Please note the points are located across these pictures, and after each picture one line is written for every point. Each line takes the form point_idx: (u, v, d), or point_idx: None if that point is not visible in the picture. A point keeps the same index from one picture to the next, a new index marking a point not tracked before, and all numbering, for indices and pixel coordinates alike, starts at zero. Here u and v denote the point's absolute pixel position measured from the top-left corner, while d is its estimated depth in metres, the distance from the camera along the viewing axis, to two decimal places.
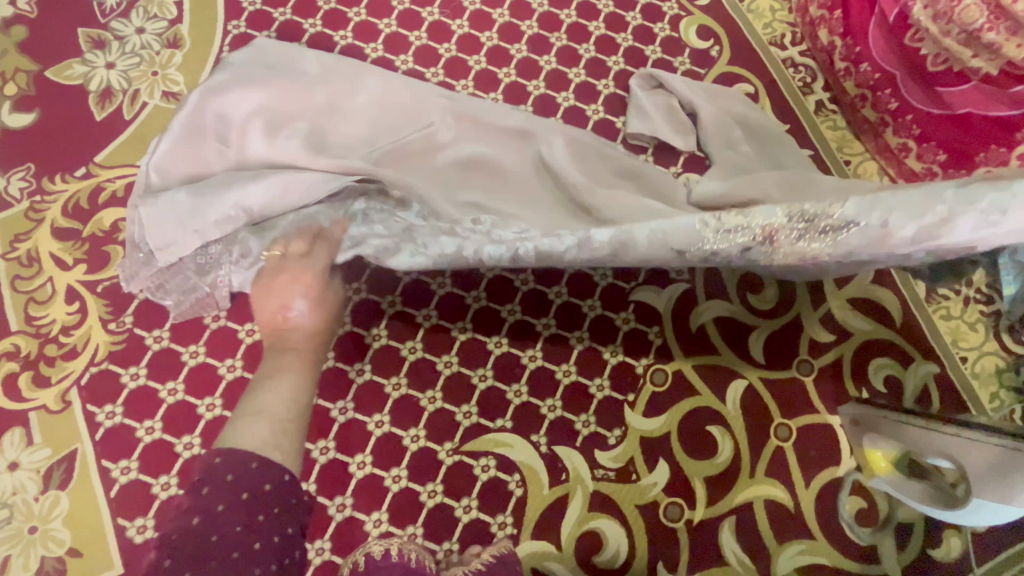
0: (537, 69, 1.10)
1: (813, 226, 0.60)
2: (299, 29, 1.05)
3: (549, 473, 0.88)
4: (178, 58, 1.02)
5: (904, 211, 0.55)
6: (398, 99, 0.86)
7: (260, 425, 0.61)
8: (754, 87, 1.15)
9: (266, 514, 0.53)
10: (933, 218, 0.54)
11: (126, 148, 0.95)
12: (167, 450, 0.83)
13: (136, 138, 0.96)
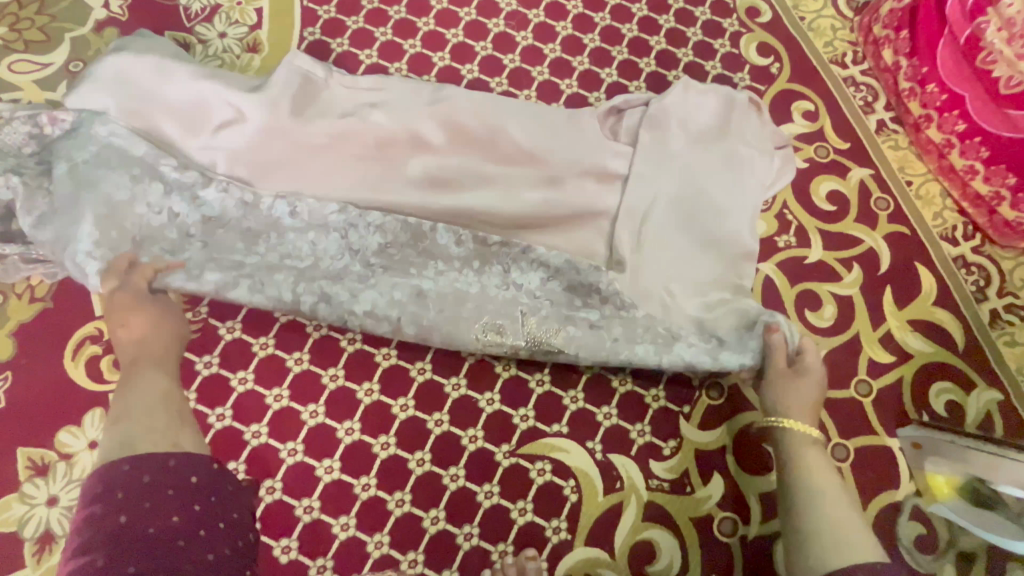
0: (598, 81, 1.14)
1: (540, 349, 0.89)
2: (355, 60, 1.10)
3: (603, 481, 0.88)
4: (257, 63, 1.07)
5: (588, 352, 0.88)
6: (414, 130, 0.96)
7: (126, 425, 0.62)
8: (814, 105, 1.15)
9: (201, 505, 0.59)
10: (607, 356, 0.89)
11: None
12: (237, 437, 0.86)
13: None
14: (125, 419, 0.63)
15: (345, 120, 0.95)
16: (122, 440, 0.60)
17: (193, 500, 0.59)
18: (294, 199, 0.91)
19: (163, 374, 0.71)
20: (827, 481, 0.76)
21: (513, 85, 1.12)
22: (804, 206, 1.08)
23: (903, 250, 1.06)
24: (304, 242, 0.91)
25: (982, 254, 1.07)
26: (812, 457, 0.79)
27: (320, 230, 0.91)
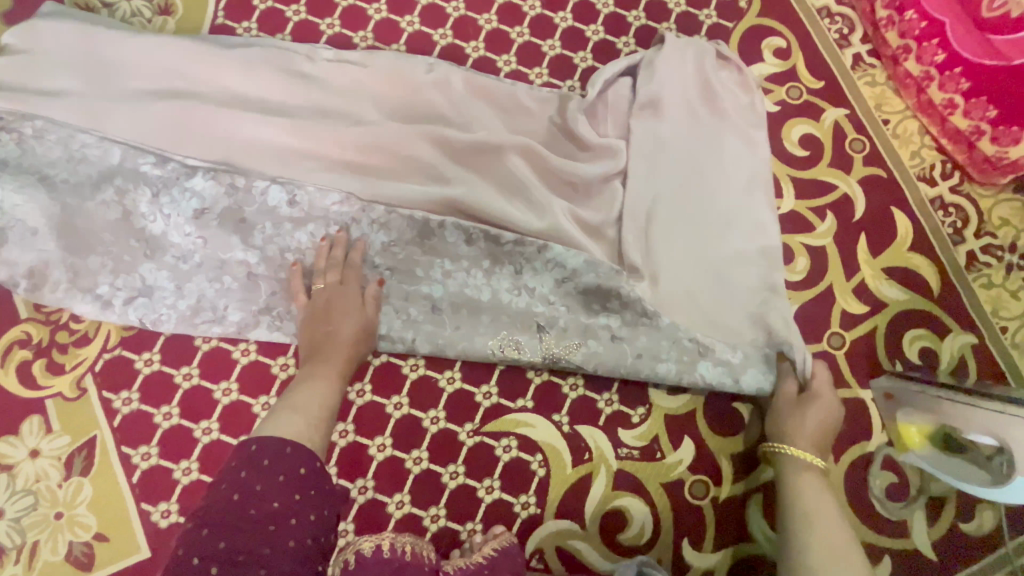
0: (552, 27, 1.03)
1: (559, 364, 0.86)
2: (281, 18, 0.98)
3: (571, 453, 0.86)
4: (173, 28, 0.97)
5: (607, 366, 0.85)
6: (406, 106, 0.93)
7: (296, 419, 0.68)
8: (786, 41, 1.06)
9: (301, 495, 0.59)
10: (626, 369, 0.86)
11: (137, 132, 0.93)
12: (186, 435, 0.82)
13: None
14: (287, 417, 0.68)
15: (331, 105, 0.92)
16: (293, 432, 0.65)
17: (294, 492, 0.59)
18: (293, 186, 0.87)
19: (331, 380, 0.77)
20: (818, 512, 0.72)
21: (459, 37, 1.01)
22: (775, 153, 1.02)
23: (879, 195, 1.01)
24: (293, 236, 0.87)
25: (960, 194, 1.02)
26: (807, 488, 0.75)
27: (320, 223, 0.88)
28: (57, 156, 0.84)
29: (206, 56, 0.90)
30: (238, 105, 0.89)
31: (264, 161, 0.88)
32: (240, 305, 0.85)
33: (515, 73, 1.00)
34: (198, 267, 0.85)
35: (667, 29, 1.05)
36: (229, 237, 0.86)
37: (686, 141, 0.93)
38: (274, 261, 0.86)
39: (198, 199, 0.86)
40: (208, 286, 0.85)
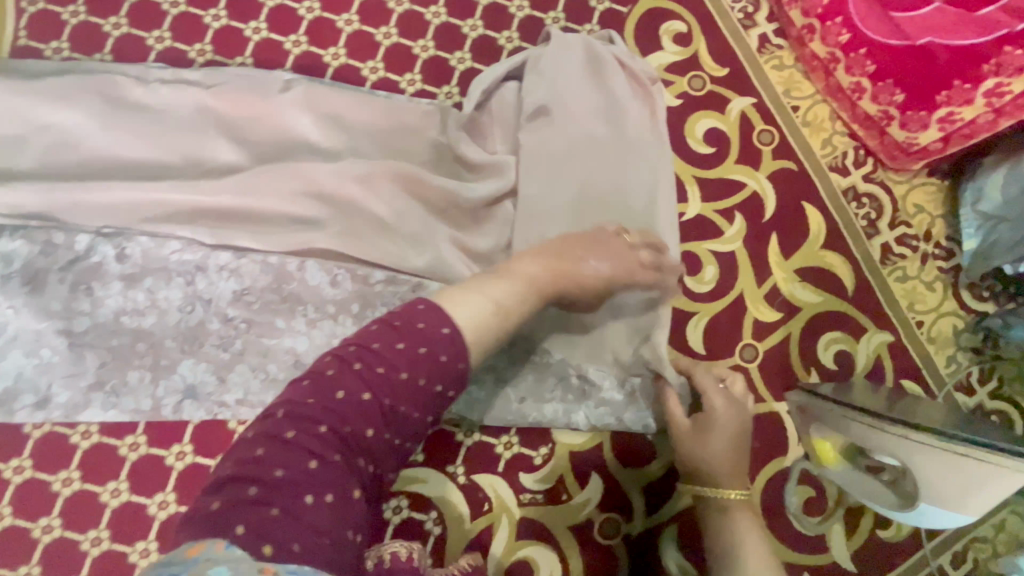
0: (423, 24, 0.91)
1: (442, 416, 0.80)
2: (98, 34, 0.84)
3: (469, 505, 0.80)
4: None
5: (491, 414, 0.80)
6: (258, 131, 0.81)
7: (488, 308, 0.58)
8: (687, 25, 0.97)
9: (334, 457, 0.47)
10: (511, 416, 0.81)
11: None
12: (26, 535, 0.73)
13: None
14: (471, 298, 0.58)
15: (166, 135, 0.80)
16: (475, 321, 0.56)
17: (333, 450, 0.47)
18: (123, 238, 0.77)
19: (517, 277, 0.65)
20: (756, 559, 0.65)
21: (315, 43, 0.88)
22: (679, 153, 0.93)
23: (789, 190, 0.95)
24: (127, 296, 0.76)
25: (873, 182, 0.96)
26: (743, 530, 0.68)
27: (160, 275, 0.77)
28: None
29: (5, 90, 0.77)
30: (50, 145, 0.77)
31: (76, 210, 0.76)
32: (67, 381, 0.74)
33: (383, 82, 0.89)
34: (12, 340, 0.73)
35: (554, 19, 0.94)
36: (47, 302, 0.75)
37: (580, 153, 0.84)
38: (105, 327, 0.75)
39: (7, 261, 0.74)
40: (26, 362, 0.73)
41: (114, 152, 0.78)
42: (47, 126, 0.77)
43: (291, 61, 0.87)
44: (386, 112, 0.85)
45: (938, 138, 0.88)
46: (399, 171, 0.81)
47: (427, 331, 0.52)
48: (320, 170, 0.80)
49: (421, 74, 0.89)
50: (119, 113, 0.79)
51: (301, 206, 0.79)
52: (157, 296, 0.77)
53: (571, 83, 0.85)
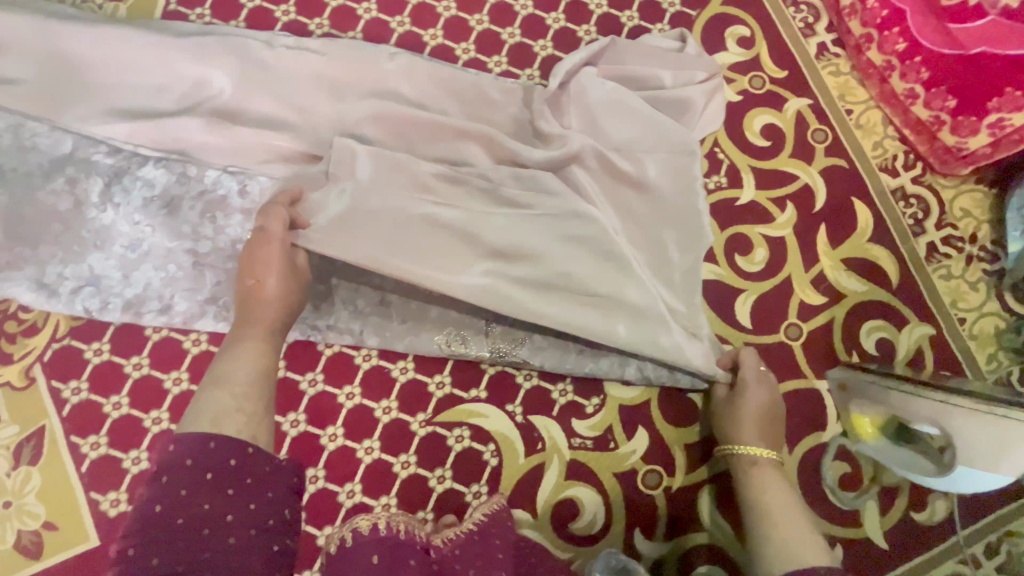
0: (512, 14, 1.02)
1: (505, 359, 0.87)
2: (234, 5, 0.97)
3: (524, 443, 0.87)
4: (123, 14, 0.95)
5: (551, 361, 0.87)
6: (362, 91, 0.92)
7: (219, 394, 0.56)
8: (750, 30, 1.05)
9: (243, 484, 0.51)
10: (568, 365, 0.88)
11: (41, 91, 0.84)
12: (137, 425, 0.82)
13: (58, 75, 0.85)
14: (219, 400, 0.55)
15: (281, 91, 0.89)
16: (240, 421, 0.55)
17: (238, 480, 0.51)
18: (246, 176, 0.88)
19: (261, 345, 0.63)
20: (781, 505, 0.67)
21: (416, 24, 1.00)
22: (737, 143, 1.01)
23: (841, 185, 1.01)
24: (243, 227, 0.87)
25: (922, 185, 1.02)
26: (770, 484, 0.71)
27: None
28: (8, 147, 0.84)
29: (153, 43, 0.87)
30: (185, 93, 0.87)
31: (204, 149, 0.87)
32: (186, 294, 0.84)
33: (473, 62, 0.99)
34: (145, 255, 0.84)
35: (629, 16, 1.04)
36: (177, 225, 0.86)
37: (648, 135, 0.94)
38: (223, 251, 0.86)
39: (147, 187, 0.86)
40: (154, 274, 0.84)
41: (239, 105, 0.88)
42: (183, 76, 0.87)
43: (393, 39, 0.99)
44: (473, 85, 0.95)
45: (987, 144, 0.93)
46: (484, 136, 0.90)
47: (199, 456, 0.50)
48: (412, 132, 0.90)
49: (507, 57, 1.00)
50: (245, 67, 0.89)
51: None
52: None
53: (643, 74, 0.96)
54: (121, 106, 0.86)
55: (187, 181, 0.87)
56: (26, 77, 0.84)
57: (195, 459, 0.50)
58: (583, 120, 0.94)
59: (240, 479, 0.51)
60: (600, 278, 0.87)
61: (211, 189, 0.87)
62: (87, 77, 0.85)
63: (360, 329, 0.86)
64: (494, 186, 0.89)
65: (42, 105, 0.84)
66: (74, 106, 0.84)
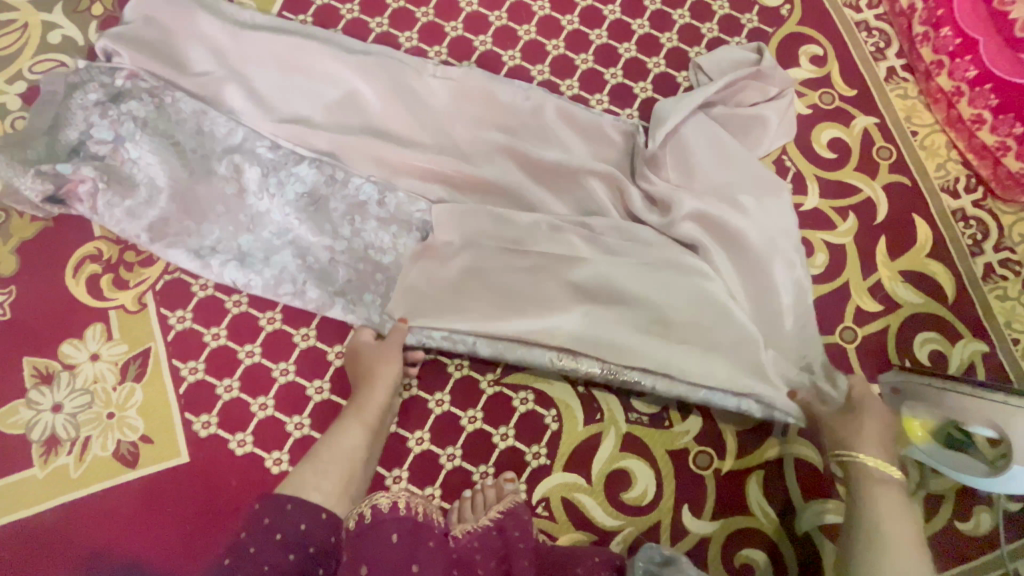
0: (601, 18, 1.09)
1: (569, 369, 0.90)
2: (336, 16, 1.05)
3: (584, 411, 0.91)
4: (249, 4, 1.05)
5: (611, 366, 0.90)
6: (495, 121, 1.01)
7: (313, 472, 0.69)
8: (824, 49, 1.11)
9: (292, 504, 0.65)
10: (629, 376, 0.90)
11: (181, 57, 0.96)
12: (231, 356, 0.89)
13: (201, 46, 0.97)
14: (314, 477, 0.68)
15: (424, 114, 0.99)
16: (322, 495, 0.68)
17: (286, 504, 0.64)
18: (386, 188, 0.95)
19: (363, 428, 0.77)
20: (903, 541, 0.69)
21: (513, 21, 1.08)
22: (805, 153, 1.06)
23: (901, 201, 1.05)
24: (352, 187, 0.95)
25: (982, 208, 1.05)
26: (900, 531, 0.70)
27: (384, 184, 0.96)
28: (186, 128, 0.93)
29: (325, 61, 0.99)
30: (343, 108, 0.99)
31: (351, 158, 0.96)
32: (318, 283, 0.91)
33: (561, 58, 1.07)
34: (288, 243, 0.92)
35: (709, 29, 1.10)
36: (286, 179, 0.94)
37: (746, 174, 0.98)
38: (357, 251, 0.92)
39: (301, 182, 0.94)
40: (293, 261, 0.91)
41: (385, 125, 0.99)
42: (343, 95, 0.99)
43: (491, 32, 1.07)
44: (588, 112, 1.01)
45: None
46: (607, 172, 0.96)
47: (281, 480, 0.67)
48: (533, 162, 0.97)
49: (593, 56, 1.07)
50: (369, 60, 1.00)
51: (522, 189, 0.96)
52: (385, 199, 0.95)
53: (725, 95, 1.03)
54: (258, 93, 0.97)
55: (330, 185, 0.95)
56: (176, 51, 0.96)
57: (293, 505, 0.64)
58: (677, 153, 0.98)
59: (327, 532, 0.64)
60: (669, 263, 0.93)
61: (336, 175, 0.95)
62: (241, 74, 0.97)
63: (473, 340, 0.89)
64: (612, 222, 0.94)
65: (189, 75, 0.96)
66: (217, 84, 0.96)
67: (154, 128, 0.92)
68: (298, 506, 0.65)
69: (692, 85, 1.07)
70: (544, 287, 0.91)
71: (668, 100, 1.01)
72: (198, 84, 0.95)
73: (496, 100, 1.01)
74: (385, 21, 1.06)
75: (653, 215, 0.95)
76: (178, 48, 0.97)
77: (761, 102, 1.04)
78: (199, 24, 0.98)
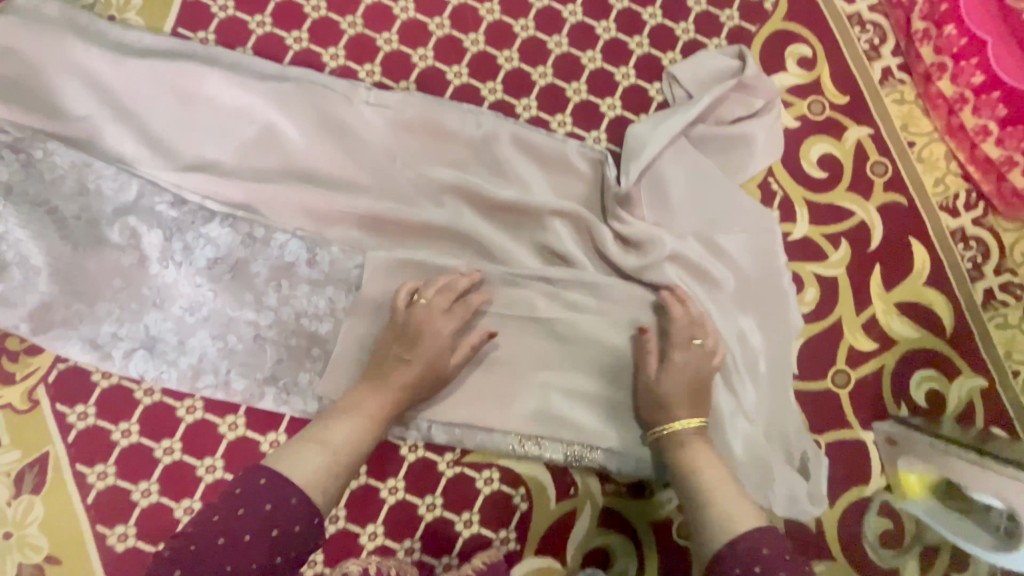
0: (560, 21, 0.94)
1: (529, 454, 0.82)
2: (243, 31, 0.88)
3: (556, 487, 0.82)
4: (134, 20, 0.87)
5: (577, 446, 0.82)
6: (439, 152, 0.86)
7: (317, 452, 0.64)
8: (812, 49, 0.98)
9: (283, 559, 0.55)
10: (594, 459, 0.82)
11: (53, 97, 0.80)
12: (147, 455, 0.77)
13: (75, 82, 0.80)
14: (310, 455, 0.63)
15: (354, 146, 0.84)
16: (312, 474, 0.61)
17: (273, 553, 0.55)
18: (318, 245, 0.82)
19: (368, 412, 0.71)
20: (718, 482, 0.66)
21: (457, 28, 0.92)
22: (793, 174, 0.94)
23: (898, 223, 0.95)
24: (278, 246, 0.81)
25: (983, 226, 0.96)
26: (701, 479, 0.67)
27: (317, 240, 0.82)
28: (67, 188, 0.78)
29: (230, 89, 0.83)
30: (256, 145, 0.83)
31: (272, 208, 0.82)
32: (244, 370, 0.79)
33: (516, 72, 0.92)
34: (204, 320, 0.79)
35: (684, 30, 0.96)
36: (195, 243, 0.80)
37: (727, 211, 0.88)
38: (286, 325, 0.80)
39: (212, 246, 0.80)
40: (211, 343, 0.79)
41: (312, 165, 0.84)
42: (256, 130, 0.84)
43: (432, 42, 0.91)
44: (549, 142, 0.87)
45: None
46: (570, 211, 0.84)
47: (247, 516, 0.55)
48: (486, 205, 0.84)
49: (553, 68, 0.93)
50: (286, 88, 0.84)
51: (476, 237, 0.84)
52: (318, 258, 0.82)
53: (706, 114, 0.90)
54: (156, 137, 0.82)
55: (247, 242, 0.81)
56: (45, 91, 0.80)
57: (254, 536, 0.54)
58: (652, 188, 0.88)
59: (288, 548, 0.55)
60: (642, 317, 0.83)
61: (259, 234, 0.81)
62: (129, 113, 0.81)
63: (427, 424, 0.80)
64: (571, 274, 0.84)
65: (68, 121, 0.80)
66: (104, 128, 0.81)
67: (22, 193, 0.78)
68: (281, 532, 0.56)
69: (667, 99, 0.94)
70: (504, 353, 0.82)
71: (637, 128, 0.89)
72: (79, 130, 0.80)
73: (442, 130, 0.86)
74: (304, 34, 0.89)
75: (629, 260, 0.84)
76: (49, 85, 0.80)
77: (745, 117, 0.92)
78: (75, 55, 0.80)
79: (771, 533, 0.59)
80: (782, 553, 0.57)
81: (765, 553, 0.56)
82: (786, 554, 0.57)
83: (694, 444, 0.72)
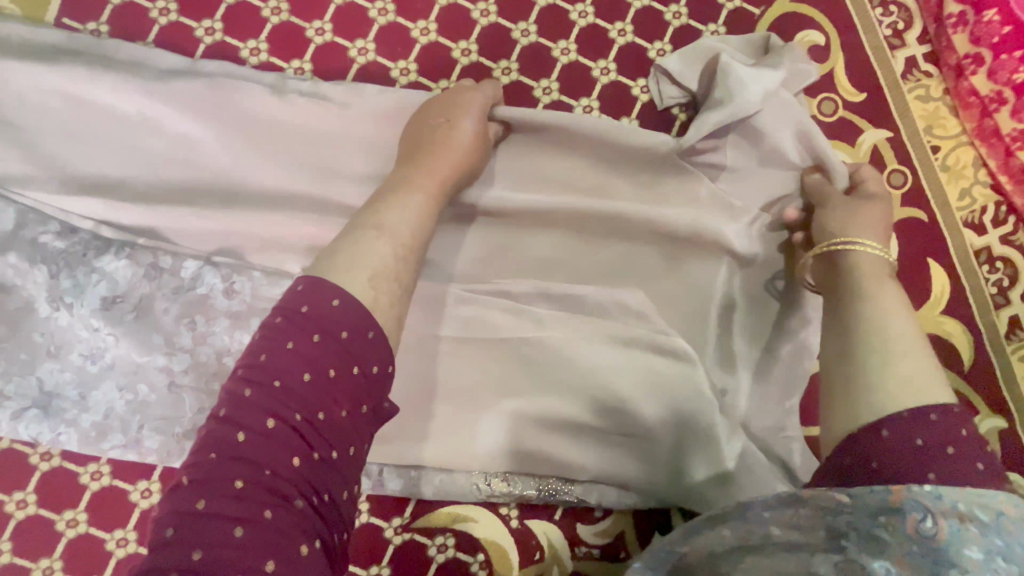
0: (527, 4, 0.79)
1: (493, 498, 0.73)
2: (142, 19, 0.74)
3: (519, 552, 0.73)
4: (11, 12, 0.73)
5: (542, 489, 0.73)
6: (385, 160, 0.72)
7: (380, 242, 0.53)
8: (825, 36, 0.84)
9: (274, 467, 0.42)
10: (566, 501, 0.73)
11: None
12: (47, 528, 0.67)
13: None
14: (360, 261, 0.50)
15: (283, 155, 0.71)
16: (369, 271, 0.50)
17: (272, 460, 0.42)
18: (239, 273, 0.70)
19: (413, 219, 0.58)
20: (904, 333, 0.53)
21: (403, 14, 0.78)
22: None
23: (915, 242, 0.83)
24: (190, 282, 0.69)
25: (1011, 245, 0.84)
26: (880, 303, 0.56)
27: (238, 266, 0.70)
28: None
29: (129, 90, 0.69)
30: (162, 157, 0.70)
31: (184, 235, 0.70)
32: (159, 426, 0.68)
33: (474, 67, 0.78)
34: (108, 369, 0.68)
35: (675, 13, 0.81)
36: (89, 280, 0.68)
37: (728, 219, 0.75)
38: (206, 368, 0.69)
39: (110, 282, 0.68)
40: (118, 396, 0.68)
41: (232, 180, 0.70)
42: (164, 138, 0.70)
43: (373, 32, 0.77)
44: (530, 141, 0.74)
45: None
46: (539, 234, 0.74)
47: (256, 402, 0.43)
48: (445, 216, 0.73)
49: (518, 62, 0.79)
50: (197, 88, 0.71)
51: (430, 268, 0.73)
52: (237, 290, 0.69)
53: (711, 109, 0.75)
54: (40, 151, 0.68)
55: (153, 274, 0.69)
56: None
57: (246, 436, 0.42)
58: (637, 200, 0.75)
59: (351, 442, 0.45)
60: (617, 363, 0.72)
61: (169, 266, 0.69)
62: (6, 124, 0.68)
63: (376, 482, 0.71)
64: (537, 310, 0.73)
65: None
66: None
67: None
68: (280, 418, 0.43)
69: (653, 99, 0.80)
70: (464, 400, 0.72)
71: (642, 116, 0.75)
72: None
73: (394, 124, 0.72)
74: (217, 24, 0.75)
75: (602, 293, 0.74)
76: None
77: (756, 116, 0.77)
78: None
79: (960, 418, 0.47)
80: (974, 460, 0.44)
81: (921, 444, 0.45)
82: (980, 463, 0.44)
83: (870, 262, 0.61)
